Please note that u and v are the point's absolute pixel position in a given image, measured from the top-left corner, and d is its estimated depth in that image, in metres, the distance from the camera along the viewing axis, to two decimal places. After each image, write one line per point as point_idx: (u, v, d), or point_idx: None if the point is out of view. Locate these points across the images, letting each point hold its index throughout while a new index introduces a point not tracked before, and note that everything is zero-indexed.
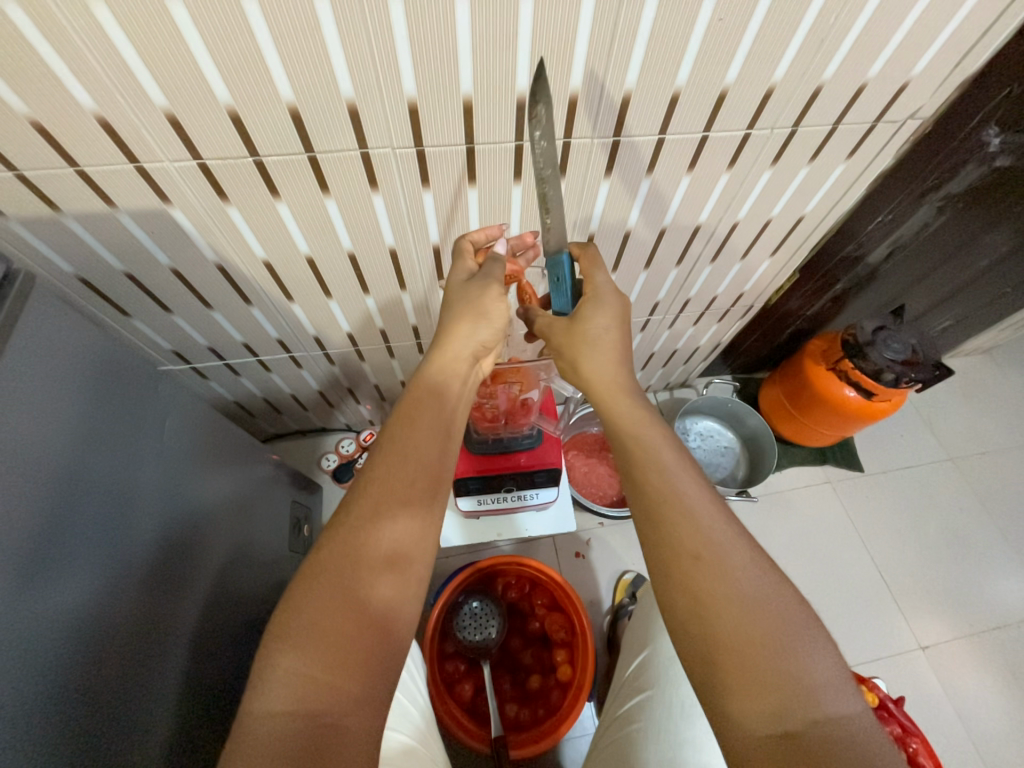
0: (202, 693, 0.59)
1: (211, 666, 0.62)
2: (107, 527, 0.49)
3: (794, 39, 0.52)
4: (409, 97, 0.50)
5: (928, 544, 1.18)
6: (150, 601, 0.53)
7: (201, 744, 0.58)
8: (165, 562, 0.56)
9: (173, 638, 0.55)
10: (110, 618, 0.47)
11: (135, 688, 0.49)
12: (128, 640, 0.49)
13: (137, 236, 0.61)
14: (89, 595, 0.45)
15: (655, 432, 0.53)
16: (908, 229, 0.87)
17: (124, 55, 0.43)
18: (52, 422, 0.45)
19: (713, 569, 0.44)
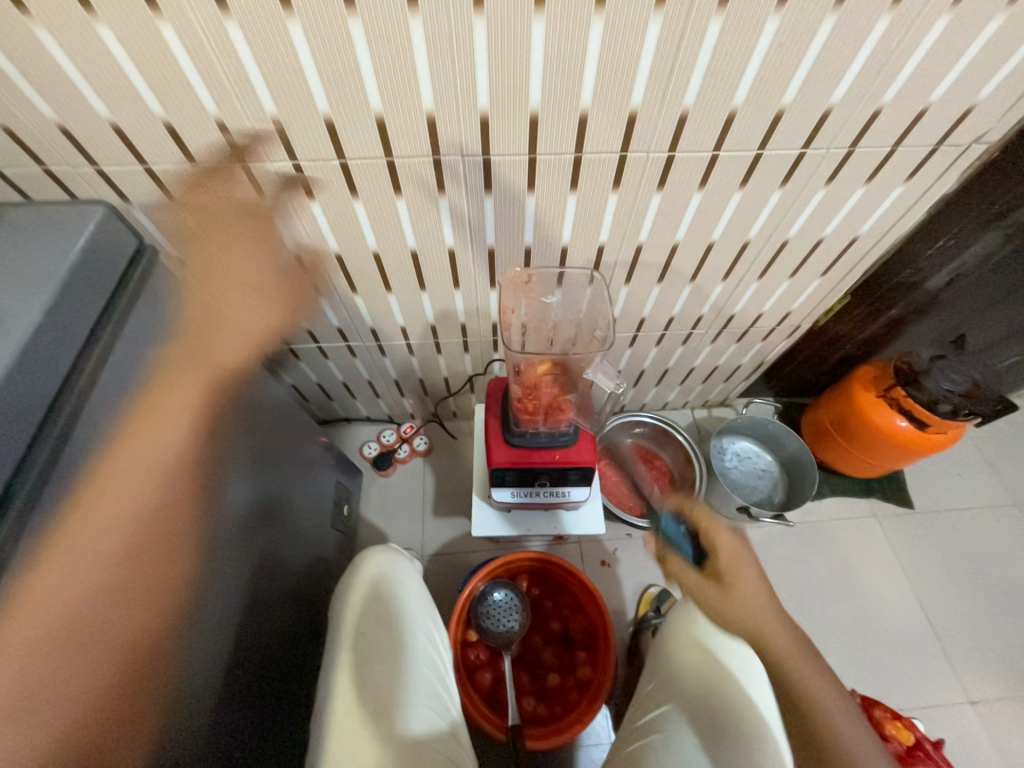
0: (247, 658, 0.63)
1: (253, 640, 0.65)
2: (190, 507, 0.52)
3: (854, 62, 0.53)
4: (482, 110, 0.56)
5: (983, 592, 1.10)
6: (217, 581, 0.56)
7: (246, 710, 0.62)
8: (232, 544, 0.59)
9: (226, 630, 0.58)
10: (184, 594, 0.50)
11: (199, 661, 0.52)
12: (196, 618, 0.51)
13: (232, 226, 0.68)
14: (167, 570, 0.49)
15: (785, 631, 0.57)
16: (971, 257, 0.84)
17: (247, 69, 0.50)
18: (146, 403, 0.49)
19: (819, 713, 0.53)
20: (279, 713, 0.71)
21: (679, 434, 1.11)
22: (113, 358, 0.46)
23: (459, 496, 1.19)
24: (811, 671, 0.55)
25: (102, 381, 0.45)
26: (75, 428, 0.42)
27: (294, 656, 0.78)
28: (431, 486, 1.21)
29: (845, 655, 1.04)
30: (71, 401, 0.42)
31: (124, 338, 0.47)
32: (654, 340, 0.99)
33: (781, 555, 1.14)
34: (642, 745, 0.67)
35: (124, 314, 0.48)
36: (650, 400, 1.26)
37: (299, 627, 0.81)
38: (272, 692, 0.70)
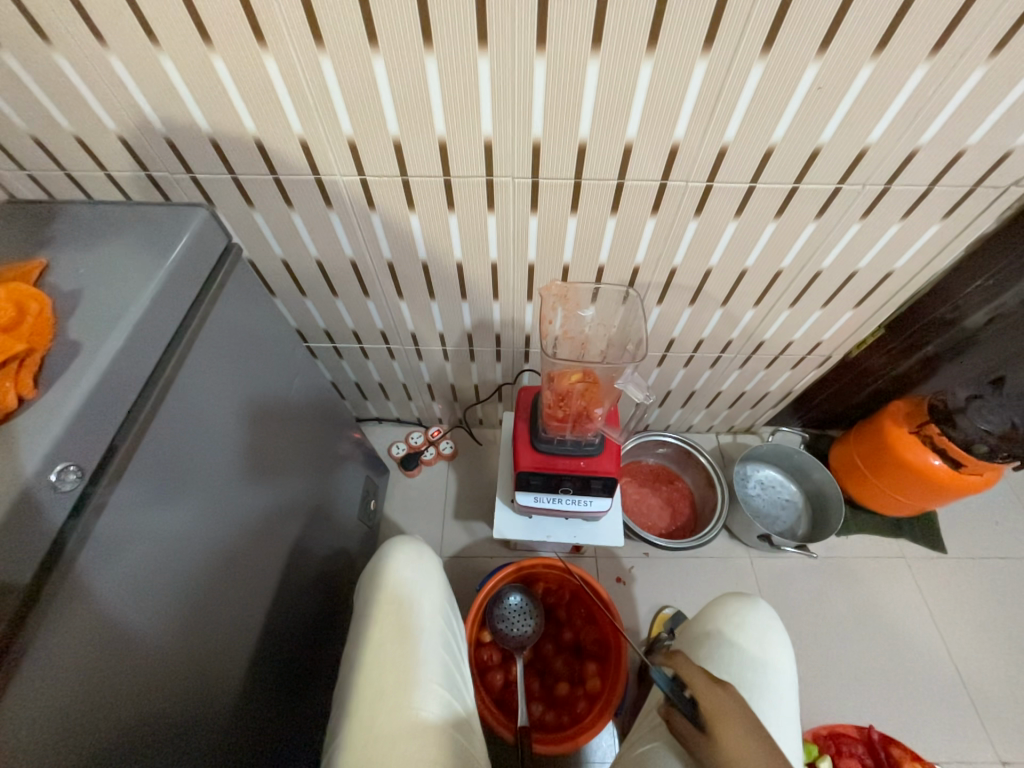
0: (271, 638, 0.67)
1: (278, 626, 0.69)
2: (224, 497, 0.57)
3: (891, 108, 0.56)
4: (535, 137, 0.61)
5: (1019, 647, 1.05)
6: (240, 573, 0.60)
7: (265, 693, 0.65)
8: (258, 533, 0.64)
9: (244, 617, 0.61)
10: (215, 578, 0.55)
11: (221, 648, 0.56)
12: (223, 600, 0.56)
13: (299, 231, 0.75)
14: (206, 556, 0.53)
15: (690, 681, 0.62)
16: (1012, 299, 0.82)
17: (332, 96, 0.57)
18: (210, 399, 0.55)
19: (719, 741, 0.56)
20: (297, 701, 0.74)
21: (702, 456, 1.12)
22: (189, 352, 0.51)
23: (480, 501, 1.22)
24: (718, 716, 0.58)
25: (176, 381, 0.50)
26: (152, 421, 0.47)
27: (315, 639, 0.81)
28: (453, 490, 1.24)
29: (866, 699, 1.01)
30: (152, 395, 0.48)
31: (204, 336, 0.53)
32: (682, 361, 1.01)
33: (802, 589, 1.12)
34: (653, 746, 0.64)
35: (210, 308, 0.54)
36: (675, 422, 1.27)
37: (323, 613, 0.85)
38: (291, 676, 0.73)
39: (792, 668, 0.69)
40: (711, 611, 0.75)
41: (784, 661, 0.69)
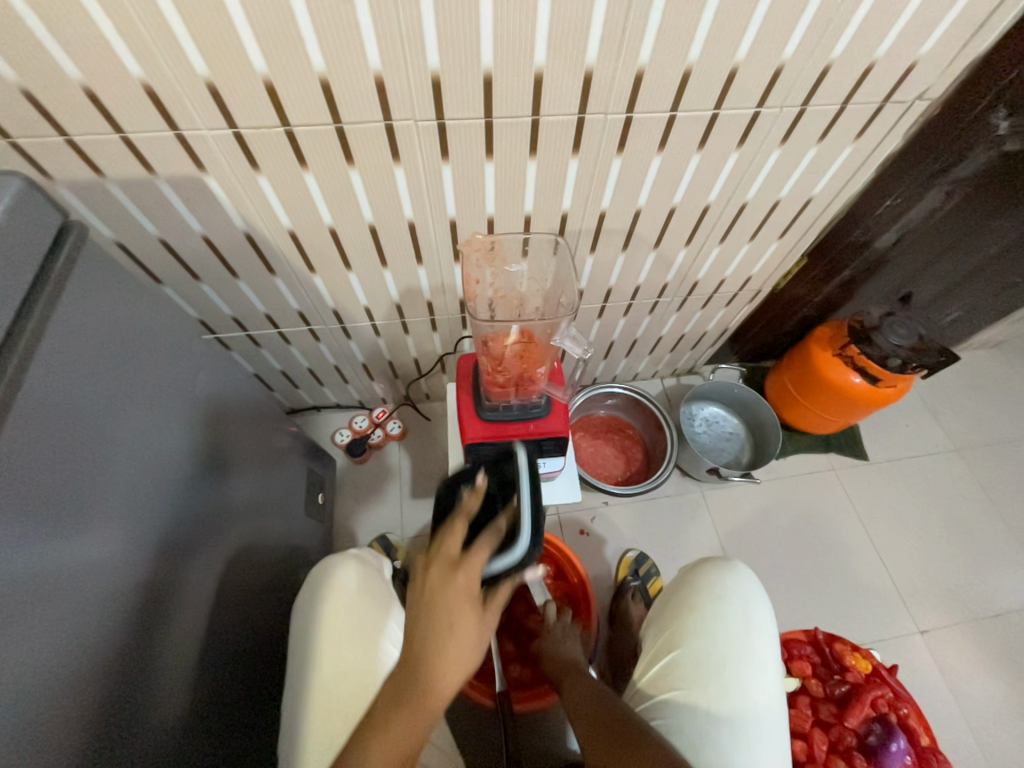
0: (218, 652, 0.62)
1: (225, 643, 0.64)
2: (130, 520, 0.49)
3: (803, 19, 0.54)
4: (433, 69, 0.53)
5: (931, 532, 1.19)
6: (178, 567, 0.56)
7: (219, 708, 0.61)
8: (184, 550, 0.57)
9: (187, 614, 0.56)
10: (129, 611, 0.48)
11: (162, 645, 0.52)
12: (145, 632, 0.50)
13: (172, 202, 0.64)
14: (111, 589, 0.46)
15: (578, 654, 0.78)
16: (916, 214, 0.88)
17: (171, 24, 0.46)
18: (85, 407, 0.46)
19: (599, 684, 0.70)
20: (261, 710, 0.70)
21: (650, 402, 1.13)
22: (49, 334, 0.43)
23: (436, 477, 1.19)
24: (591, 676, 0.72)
25: (42, 352, 0.42)
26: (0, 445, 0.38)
27: (274, 647, 0.77)
28: (407, 469, 1.20)
29: (809, 599, 1.11)
30: None
31: (54, 332, 0.43)
32: (621, 310, 1.00)
33: (749, 513, 1.20)
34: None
35: (54, 299, 0.44)
36: (621, 372, 1.27)
37: (278, 620, 0.80)
38: (250, 690, 0.68)
39: (772, 632, 0.69)
40: (685, 582, 0.75)
41: (765, 627, 0.69)
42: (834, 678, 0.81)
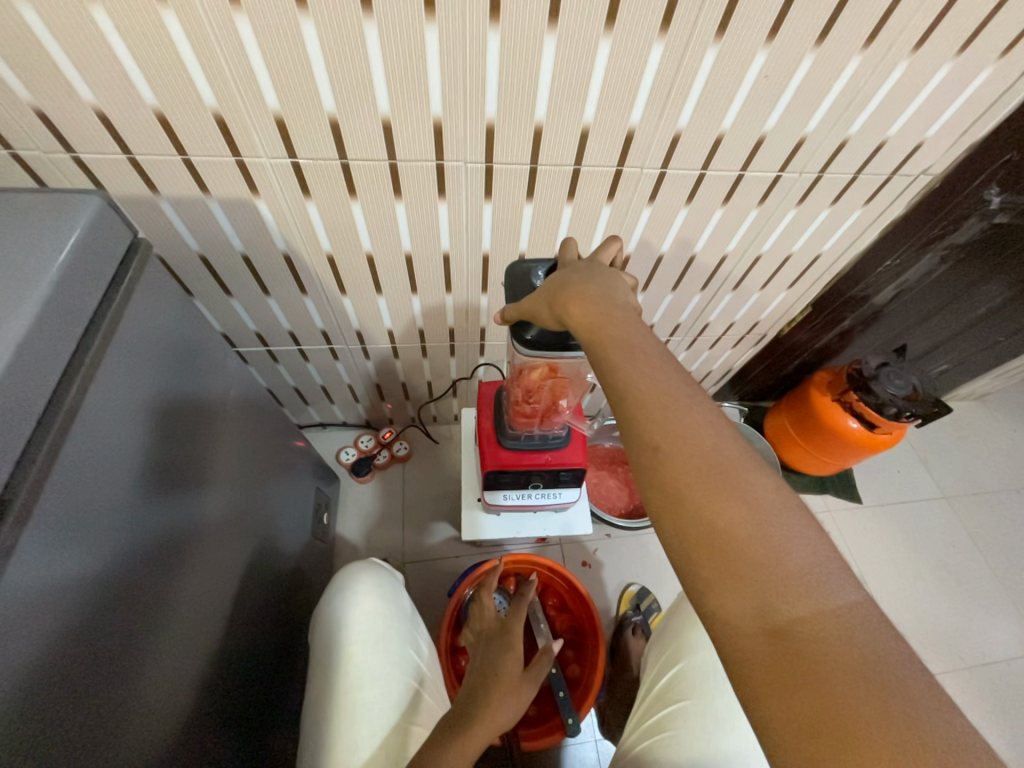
0: (224, 668, 0.61)
1: (232, 665, 0.62)
2: (153, 526, 0.49)
3: (826, 98, 0.59)
4: (488, 119, 0.57)
5: (922, 577, 1.22)
6: (189, 584, 0.54)
7: (221, 727, 0.59)
8: (196, 561, 0.56)
9: (199, 630, 0.55)
10: (152, 618, 0.48)
11: (175, 664, 0.51)
12: (161, 650, 0.49)
13: (219, 221, 0.65)
14: (134, 602, 0.45)
15: (784, 557, 0.31)
16: (914, 274, 0.94)
17: (253, 64, 0.49)
18: (120, 418, 0.45)
19: (796, 597, 0.30)
20: (262, 734, 0.69)
21: None
22: (105, 352, 0.43)
23: (440, 501, 1.18)
24: (794, 555, 0.31)
25: (98, 369, 0.43)
26: (59, 457, 0.38)
27: (274, 672, 0.75)
28: (412, 492, 1.19)
29: None
30: (54, 428, 0.39)
31: (114, 347, 0.44)
32: None
33: None
34: (649, 745, 0.65)
35: (119, 314, 0.45)
36: None
37: (280, 643, 0.78)
38: (251, 713, 0.66)
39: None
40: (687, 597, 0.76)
41: None
42: None
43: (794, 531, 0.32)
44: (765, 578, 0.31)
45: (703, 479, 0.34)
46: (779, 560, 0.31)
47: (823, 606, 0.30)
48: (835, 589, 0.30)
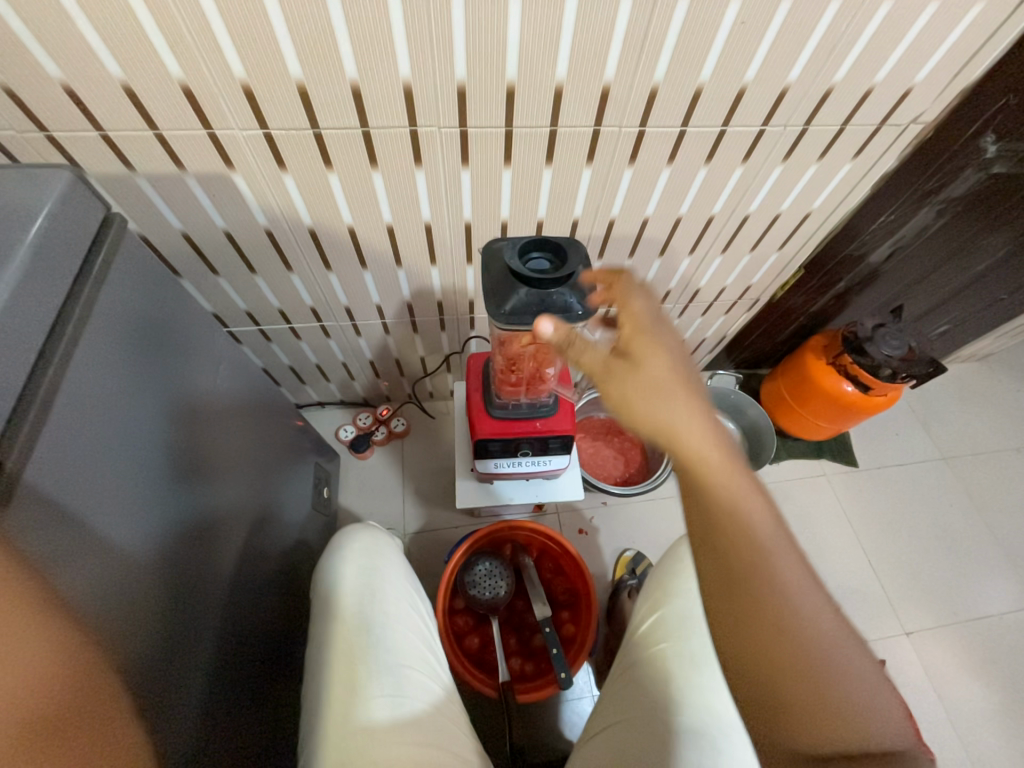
0: (230, 632, 0.64)
1: (236, 629, 0.65)
2: (156, 504, 0.52)
3: (808, 44, 0.57)
4: (459, 80, 0.55)
5: (917, 537, 1.23)
6: (193, 556, 0.57)
7: (232, 686, 0.63)
8: (199, 534, 0.59)
9: (204, 598, 0.58)
10: (160, 588, 0.51)
11: (185, 628, 0.54)
12: (165, 614, 0.51)
13: (198, 198, 0.66)
14: (140, 570, 0.48)
15: (809, 618, 0.39)
16: (909, 230, 0.92)
17: (215, 31, 0.48)
18: (112, 400, 0.47)
19: (816, 655, 0.39)
20: (269, 692, 0.73)
21: None
22: (85, 334, 0.44)
23: (439, 475, 1.21)
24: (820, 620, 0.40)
25: (78, 350, 0.44)
26: (42, 433, 0.40)
27: (279, 635, 0.78)
28: (410, 466, 1.21)
29: None
30: (34, 404, 0.40)
31: (92, 327, 0.45)
32: None
33: None
34: (627, 684, 0.69)
35: (95, 293, 0.46)
36: None
37: (284, 609, 0.81)
38: (258, 673, 0.70)
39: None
40: (671, 554, 0.78)
41: None
42: None
43: (811, 591, 0.40)
44: (793, 633, 0.39)
45: (737, 538, 0.41)
46: (786, 606, 0.39)
47: (833, 658, 0.39)
48: (838, 649, 0.39)
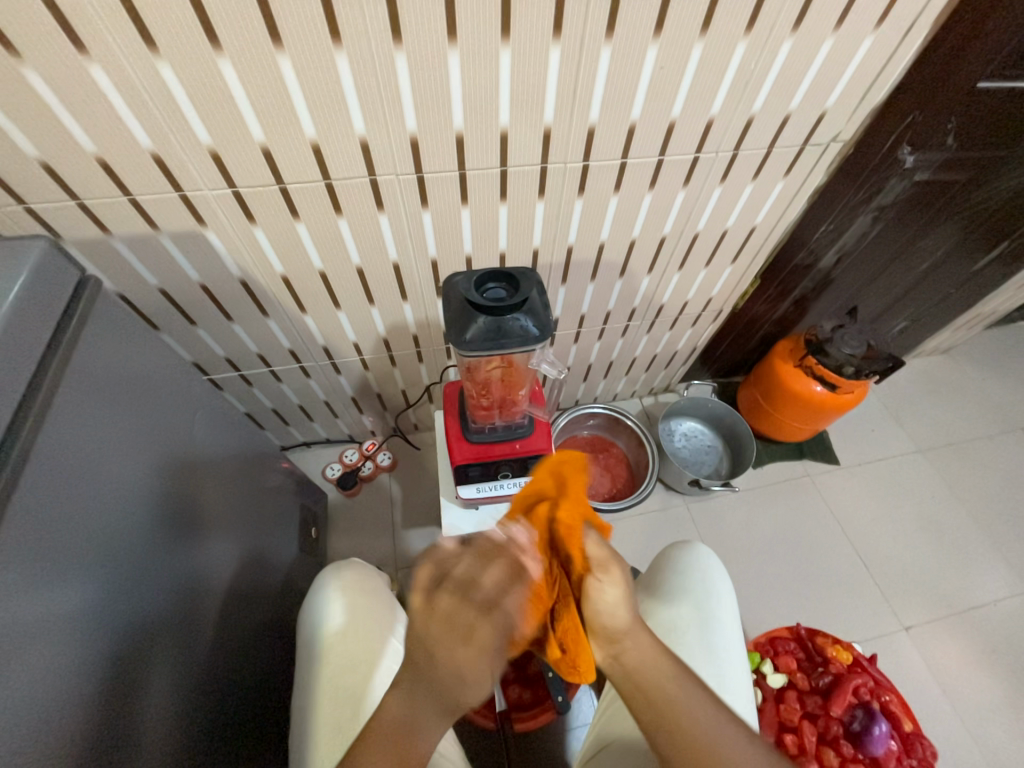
0: (216, 683, 0.63)
1: (221, 679, 0.64)
2: (140, 556, 0.52)
3: (725, 80, 0.63)
4: (410, 132, 0.60)
5: (905, 530, 1.25)
6: (178, 605, 0.57)
7: (218, 741, 0.61)
8: (184, 582, 0.59)
9: (190, 646, 0.58)
10: (145, 642, 0.51)
11: (170, 680, 0.54)
12: (145, 673, 0.51)
13: (172, 255, 0.69)
14: (123, 625, 0.49)
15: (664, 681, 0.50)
16: (851, 236, 0.98)
17: (181, 105, 0.53)
18: (92, 455, 0.48)
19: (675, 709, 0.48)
20: (254, 755, 0.70)
21: (629, 420, 1.19)
22: (61, 390, 0.46)
23: (428, 506, 1.21)
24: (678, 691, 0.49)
25: (52, 410, 0.45)
26: (18, 490, 0.41)
27: (267, 686, 0.76)
28: (398, 500, 1.21)
29: (796, 604, 1.14)
30: (11, 461, 0.41)
31: (67, 384, 0.47)
32: (595, 334, 1.07)
33: (731, 520, 1.24)
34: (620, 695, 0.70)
35: (70, 351, 0.48)
36: (601, 393, 1.33)
37: (272, 656, 0.80)
38: (245, 728, 0.68)
39: (736, 615, 0.71)
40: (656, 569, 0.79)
41: (725, 593, 0.72)
42: (817, 670, 0.83)
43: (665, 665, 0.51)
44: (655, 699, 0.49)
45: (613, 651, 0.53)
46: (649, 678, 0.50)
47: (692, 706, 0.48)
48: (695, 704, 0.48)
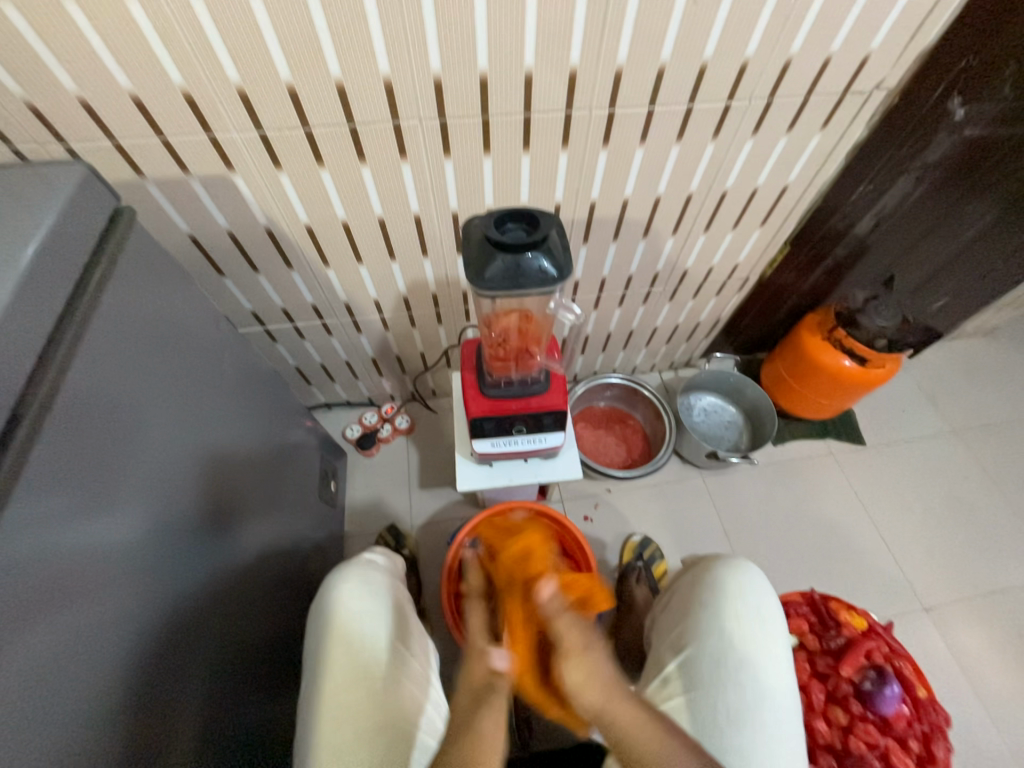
0: (236, 612, 0.67)
1: (241, 609, 0.68)
2: (166, 489, 0.55)
3: (762, 16, 0.60)
4: (434, 73, 0.60)
5: (931, 511, 1.21)
6: (202, 538, 0.61)
7: (236, 665, 0.65)
8: (208, 518, 0.63)
9: (212, 577, 0.62)
10: (170, 570, 0.55)
11: (194, 606, 0.58)
12: (172, 597, 0.54)
13: (203, 200, 0.71)
14: (151, 550, 0.52)
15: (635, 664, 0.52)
16: (891, 199, 0.94)
17: (212, 44, 0.54)
18: (125, 388, 0.51)
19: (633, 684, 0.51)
20: (268, 697, 0.73)
21: (647, 390, 1.18)
22: (96, 319, 0.49)
23: (444, 469, 1.23)
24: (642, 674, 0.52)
25: (87, 338, 0.48)
26: (53, 409, 0.43)
27: (285, 622, 0.80)
28: (415, 462, 1.24)
29: (811, 580, 1.13)
30: (47, 380, 0.44)
31: (101, 314, 0.49)
32: (615, 300, 1.05)
33: (749, 495, 1.22)
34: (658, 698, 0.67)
35: (106, 280, 0.51)
36: (620, 364, 1.32)
37: (292, 595, 0.84)
38: (262, 660, 0.72)
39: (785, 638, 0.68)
40: (703, 569, 0.73)
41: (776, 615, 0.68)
42: (829, 633, 0.82)
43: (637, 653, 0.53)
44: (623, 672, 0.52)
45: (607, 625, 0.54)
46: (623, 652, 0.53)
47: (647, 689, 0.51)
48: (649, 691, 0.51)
